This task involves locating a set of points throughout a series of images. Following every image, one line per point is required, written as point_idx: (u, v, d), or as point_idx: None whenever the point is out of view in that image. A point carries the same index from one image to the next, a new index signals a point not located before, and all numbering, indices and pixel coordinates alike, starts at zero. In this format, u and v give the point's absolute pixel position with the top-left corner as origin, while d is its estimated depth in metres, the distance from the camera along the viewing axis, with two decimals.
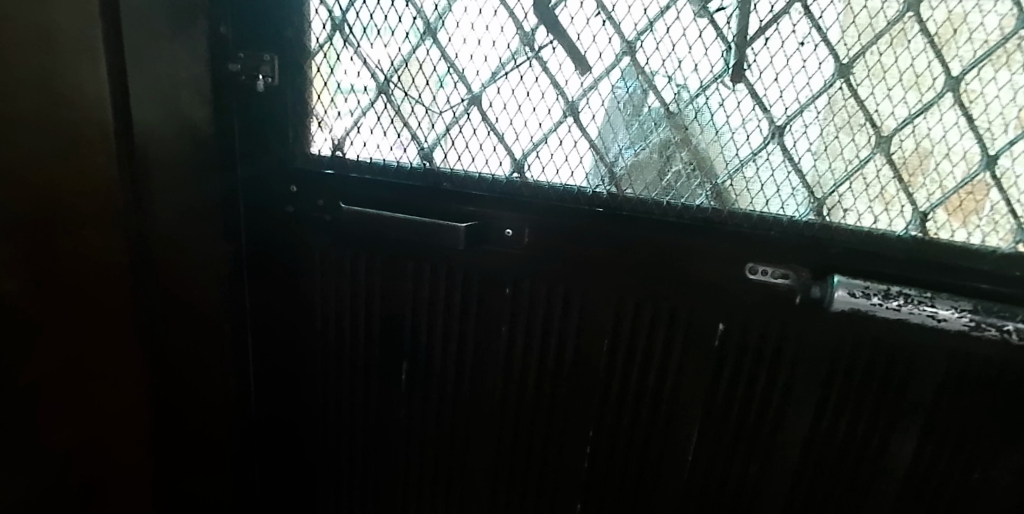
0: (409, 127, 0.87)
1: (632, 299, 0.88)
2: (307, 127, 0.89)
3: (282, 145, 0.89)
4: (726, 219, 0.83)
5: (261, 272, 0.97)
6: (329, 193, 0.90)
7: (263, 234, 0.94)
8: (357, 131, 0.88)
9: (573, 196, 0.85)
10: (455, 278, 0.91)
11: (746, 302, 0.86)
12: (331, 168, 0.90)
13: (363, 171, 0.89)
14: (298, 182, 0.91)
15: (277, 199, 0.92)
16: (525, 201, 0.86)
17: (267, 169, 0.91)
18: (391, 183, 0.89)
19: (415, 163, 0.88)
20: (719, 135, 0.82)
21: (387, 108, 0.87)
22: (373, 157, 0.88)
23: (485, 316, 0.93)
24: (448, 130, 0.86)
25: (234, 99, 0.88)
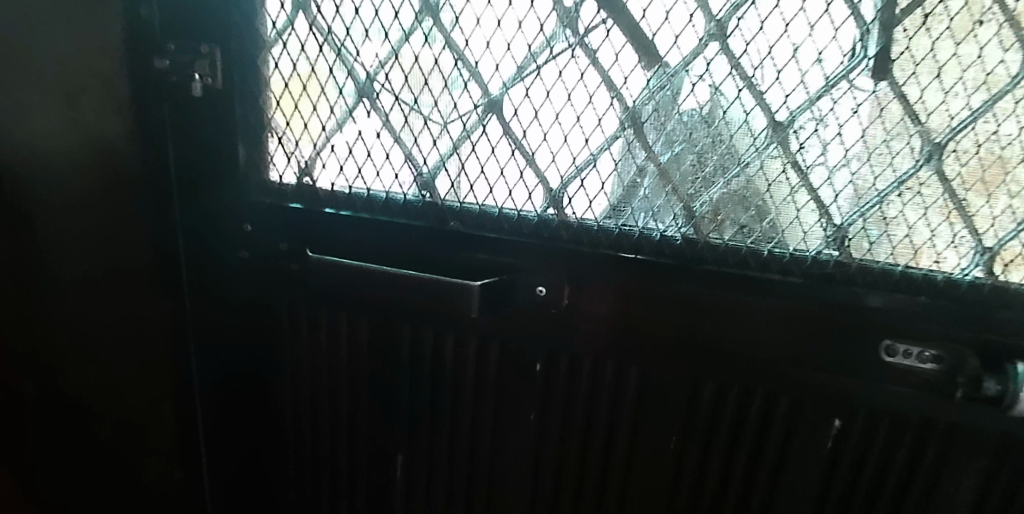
0: (402, 144, 0.63)
1: (711, 382, 0.63)
2: (262, 144, 0.65)
3: (231, 169, 0.66)
4: (854, 277, 0.58)
5: (211, 338, 0.73)
6: (296, 233, 0.67)
7: (212, 287, 0.71)
8: (332, 150, 0.64)
9: (632, 242, 0.60)
10: (466, 346, 0.67)
11: (875, 393, 0.60)
12: (299, 200, 0.66)
13: (341, 205, 0.65)
14: (252, 218, 0.67)
15: (229, 241, 0.68)
16: (563, 250, 0.62)
17: (212, 201, 0.67)
18: (378, 222, 0.65)
19: (411, 194, 0.64)
20: (848, 156, 0.56)
21: (371, 118, 0.63)
22: (354, 185, 0.65)
23: (507, 399, 0.68)
24: (457, 149, 0.62)
25: (163, 106, 0.64)
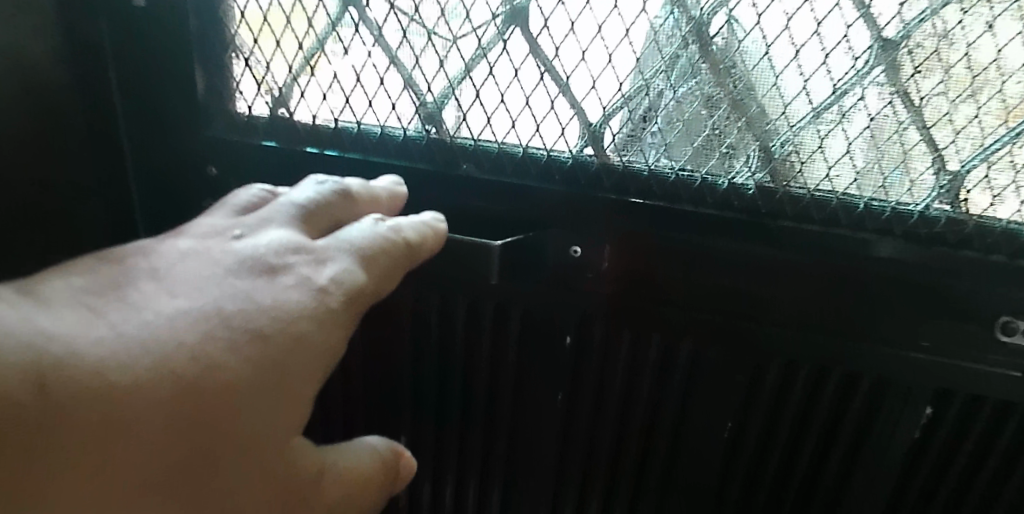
0: (400, 67, 0.49)
1: (779, 360, 0.52)
2: (223, 66, 0.51)
3: (189, 98, 0.52)
4: (972, 238, 0.46)
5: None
6: (269, 177, 0.54)
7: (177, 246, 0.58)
8: (311, 75, 0.51)
9: (691, 192, 0.48)
10: (481, 315, 0.56)
11: (981, 379, 0.49)
12: (274, 135, 0.53)
13: (326, 141, 0.52)
14: (216, 159, 0.54)
15: (189, 188, 0.56)
16: (604, 200, 0.49)
17: (169, 138, 0.54)
18: (372, 165, 0.52)
19: (413, 128, 0.51)
20: (976, 84, 0.43)
21: (360, 34, 0.49)
22: (341, 116, 0.51)
23: (531, 378, 0.57)
24: (469, 73, 0.49)
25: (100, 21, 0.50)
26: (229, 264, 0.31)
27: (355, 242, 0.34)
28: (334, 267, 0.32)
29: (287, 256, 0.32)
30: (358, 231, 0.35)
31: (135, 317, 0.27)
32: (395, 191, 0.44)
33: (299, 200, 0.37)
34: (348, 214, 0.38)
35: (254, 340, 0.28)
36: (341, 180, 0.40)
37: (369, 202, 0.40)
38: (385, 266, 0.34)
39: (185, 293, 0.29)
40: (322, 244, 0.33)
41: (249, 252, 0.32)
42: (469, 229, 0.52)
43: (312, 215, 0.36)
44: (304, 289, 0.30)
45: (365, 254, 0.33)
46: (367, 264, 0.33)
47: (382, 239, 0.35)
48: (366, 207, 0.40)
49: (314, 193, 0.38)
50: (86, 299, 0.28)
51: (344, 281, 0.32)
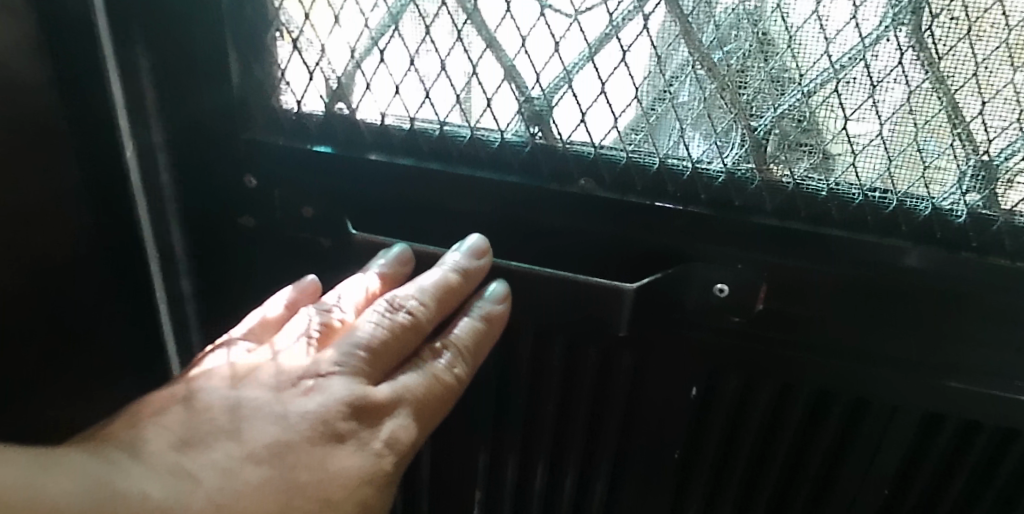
0: (500, 50, 0.37)
1: (962, 424, 0.42)
2: (263, 48, 0.39)
3: (219, 90, 0.40)
4: None
5: (208, 329, 0.50)
6: (322, 189, 0.43)
7: (207, 266, 0.48)
8: (378, 61, 0.39)
9: (881, 218, 0.37)
10: (586, 358, 0.45)
11: None
12: (332, 138, 0.42)
13: (398, 148, 0.41)
14: (255, 165, 0.43)
15: (223, 201, 0.44)
16: (762, 227, 0.38)
17: (196, 140, 0.42)
18: (456, 179, 0.40)
19: (514, 131, 0.39)
20: None
21: (447, 7, 0.37)
22: (418, 114, 0.40)
23: (642, 431, 0.47)
24: (592, 59, 0.37)
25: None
26: (288, 427, 0.30)
27: (411, 391, 0.34)
28: (392, 424, 0.32)
29: (352, 417, 0.31)
30: (410, 375, 0.34)
31: (216, 481, 0.28)
32: (467, 263, 0.38)
33: (364, 333, 0.34)
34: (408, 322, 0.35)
35: (321, 504, 0.29)
36: (405, 287, 0.36)
37: (444, 303, 0.36)
38: (437, 408, 0.35)
39: (263, 455, 0.29)
40: (384, 402, 0.32)
41: (313, 410, 0.31)
42: (580, 257, 0.41)
43: (375, 351, 0.34)
44: (362, 454, 0.31)
45: (416, 407, 0.33)
46: (420, 418, 0.34)
47: (437, 383, 0.34)
48: (436, 314, 0.36)
49: (378, 321, 0.34)
50: (167, 458, 0.28)
51: (400, 443, 0.32)
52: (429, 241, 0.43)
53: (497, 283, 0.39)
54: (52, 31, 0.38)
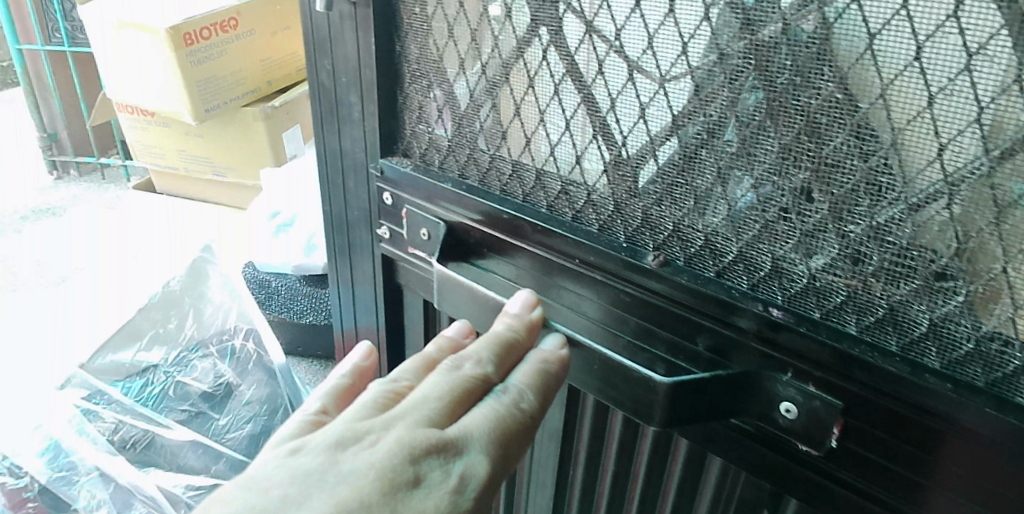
0: (596, 109, 0.37)
1: None
2: (406, 83, 0.46)
3: (369, 118, 0.48)
4: None
5: (358, 299, 0.60)
6: (437, 216, 0.47)
7: (359, 256, 0.57)
8: (489, 106, 0.42)
9: (988, 374, 0.29)
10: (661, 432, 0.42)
11: None
12: (450, 174, 0.46)
13: (499, 192, 0.43)
14: (390, 185, 0.50)
15: (368, 207, 0.54)
16: (848, 352, 0.32)
17: (355, 154, 0.52)
18: (540, 229, 0.41)
19: (599, 195, 0.39)
20: None
21: (548, 62, 0.37)
22: (519, 160, 0.42)
23: None
24: (685, 136, 0.34)
25: (308, 30, 0.49)
26: (360, 479, 0.28)
27: (488, 426, 0.31)
28: (465, 461, 0.30)
29: (423, 458, 0.29)
30: (481, 412, 0.32)
31: None
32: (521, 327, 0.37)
33: (424, 391, 0.32)
34: (471, 376, 0.33)
35: None
36: (465, 351, 0.35)
37: (506, 355, 0.36)
38: (518, 448, 0.32)
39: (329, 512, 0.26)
40: (457, 435, 0.30)
41: (379, 462, 0.28)
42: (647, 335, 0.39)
43: (442, 399, 0.32)
44: (439, 493, 0.28)
45: (497, 442, 0.31)
46: (497, 451, 0.31)
47: (516, 422, 0.32)
48: (499, 368, 0.35)
49: (444, 380, 0.33)
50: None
51: (475, 476, 0.29)
52: (516, 286, 0.45)
53: (554, 335, 0.38)
54: (313, 61, 0.50)
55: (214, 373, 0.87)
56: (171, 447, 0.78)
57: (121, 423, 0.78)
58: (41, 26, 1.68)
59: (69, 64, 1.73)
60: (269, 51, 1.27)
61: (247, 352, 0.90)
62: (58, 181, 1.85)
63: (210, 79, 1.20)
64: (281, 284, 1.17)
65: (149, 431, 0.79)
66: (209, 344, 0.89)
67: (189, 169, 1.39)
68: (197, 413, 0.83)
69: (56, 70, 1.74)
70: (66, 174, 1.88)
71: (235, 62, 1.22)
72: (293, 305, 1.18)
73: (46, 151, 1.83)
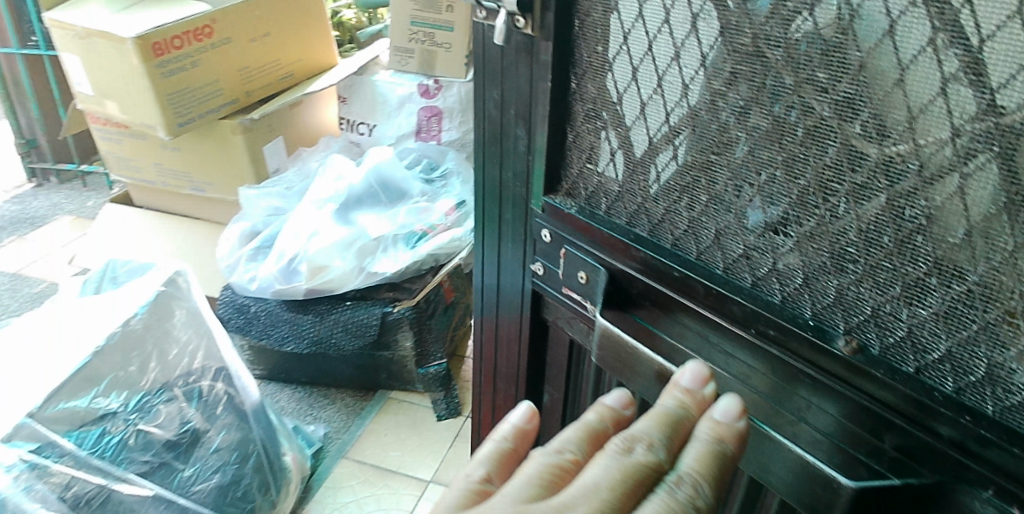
0: (796, 175, 0.31)
1: None
2: (577, 124, 0.41)
3: (536, 155, 0.43)
4: None
5: (502, 320, 0.53)
6: (596, 261, 0.41)
7: (508, 300, 0.51)
8: (677, 157, 0.36)
9: None
10: None
11: None
12: (617, 220, 0.40)
13: (671, 246, 0.37)
14: (552, 224, 0.43)
15: (516, 247, 0.48)
16: None
17: (513, 190, 0.46)
18: (713, 293, 0.35)
19: (786, 264, 0.33)
20: None
21: (740, 116, 0.32)
22: (704, 211, 0.36)
23: None
24: (894, 219, 0.28)
25: (477, 59, 0.44)
26: None
27: None
28: None
29: None
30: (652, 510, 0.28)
31: None
32: (705, 409, 0.31)
33: (594, 478, 0.28)
34: (645, 462, 0.29)
35: None
36: (633, 426, 0.31)
37: (676, 436, 0.31)
38: None
39: None
40: None
41: None
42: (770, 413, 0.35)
43: (613, 492, 0.28)
44: None
45: None
46: None
47: None
48: (672, 451, 0.30)
49: (616, 467, 0.29)
50: None
51: None
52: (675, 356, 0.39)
53: (731, 399, 0.31)
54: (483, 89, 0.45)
55: (182, 418, 0.80)
56: (127, 505, 0.74)
57: (73, 481, 0.70)
58: (16, 28, 1.60)
59: (46, 69, 1.65)
60: (249, 60, 1.20)
61: (217, 395, 0.84)
62: (36, 189, 1.78)
63: (184, 91, 1.12)
64: (260, 308, 1.09)
65: (105, 488, 0.72)
66: (174, 386, 0.81)
67: (167, 184, 1.31)
68: (159, 465, 0.77)
69: (33, 74, 1.67)
70: (46, 181, 1.81)
71: (212, 73, 1.14)
72: (274, 331, 1.09)
73: (24, 156, 1.78)
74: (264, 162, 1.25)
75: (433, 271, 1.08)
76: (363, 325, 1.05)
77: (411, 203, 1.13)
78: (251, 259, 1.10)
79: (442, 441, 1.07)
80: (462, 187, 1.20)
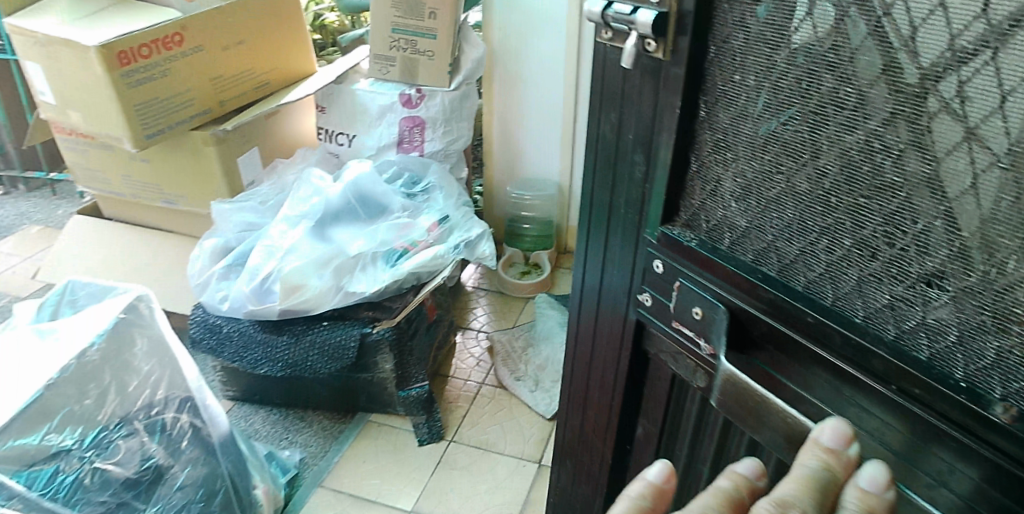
0: (959, 227, 0.27)
1: None
2: (702, 152, 0.37)
3: (651, 181, 0.39)
4: None
5: (600, 331, 0.50)
6: (714, 297, 0.37)
7: (610, 323, 0.48)
8: (820, 195, 0.32)
9: None
10: None
11: None
12: (740, 256, 0.36)
13: (803, 289, 0.34)
14: (667, 254, 0.40)
15: (623, 274, 0.45)
16: None
17: (622, 215, 0.43)
18: (853, 346, 0.31)
19: (938, 320, 0.29)
20: None
21: (902, 155, 0.28)
22: (846, 257, 0.32)
23: None
24: None
25: (595, 78, 0.41)
26: None
27: None
28: None
29: None
30: None
31: None
32: (858, 473, 0.28)
33: None
34: None
35: None
36: (782, 492, 0.27)
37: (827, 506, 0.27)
38: None
39: None
40: None
41: None
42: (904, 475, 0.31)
43: None
44: None
45: None
46: None
47: None
48: None
49: None
50: None
51: None
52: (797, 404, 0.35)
53: (879, 464, 0.28)
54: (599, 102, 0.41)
55: (143, 455, 0.75)
56: None
57: None
58: None
59: (14, 72, 1.59)
60: (222, 68, 1.15)
61: (181, 428, 0.80)
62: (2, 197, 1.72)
63: (154, 101, 1.07)
64: (233, 329, 1.04)
65: None
66: (134, 419, 0.76)
67: (137, 196, 1.26)
68: (116, 505, 0.72)
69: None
70: (14, 189, 1.74)
71: (183, 81, 1.10)
72: (246, 354, 1.03)
73: None
74: (238, 174, 1.20)
75: (414, 289, 1.04)
76: (340, 348, 0.99)
77: (392, 219, 1.09)
78: (223, 278, 1.05)
79: (424, 468, 1.02)
80: (445, 203, 1.16)
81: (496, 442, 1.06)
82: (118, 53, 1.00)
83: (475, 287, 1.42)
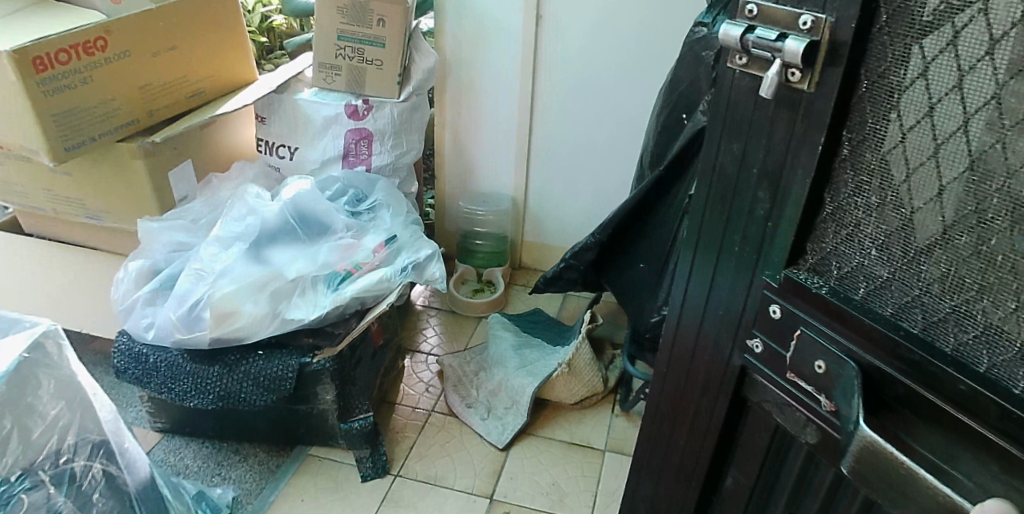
0: None
1: None
2: (842, 195, 0.35)
3: (776, 216, 0.37)
4: None
5: (692, 368, 0.47)
6: (841, 352, 0.35)
7: (703, 363, 0.46)
8: (982, 250, 0.30)
9: None
10: None
11: None
12: (878, 309, 0.34)
13: (952, 351, 0.31)
14: (786, 300, 0.38)
15: (728, 313, 0.42)
16: None
17: (737, 251, 0.41)
18: (1008, 417, 0.29)
19: None
20: None
21: None
22: (1006, 317, 0.30)
23: None
24: None
25: (721, 102, 0.38)
26: None
27: None
28: None
29: None
30: None
31: None
32: None
33: None
34: None
35: None
36: None
37: None
38: None
39: None
40: None
41: None
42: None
43: None
44: None
45: None
46: None
47: None
48: None
49: None
50: None
51: None
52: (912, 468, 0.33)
53: None
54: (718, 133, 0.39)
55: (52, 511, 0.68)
56: None
57: None
58: None
59: None
60: (152, 75, 1.07)
61: (93, 479, 0.73)
62: None
63: (74, 111, 0.98)
64: (159, 359, 0.96)
65: None
66: (40, 470, 0.68)
67: (57, 210, 1.17)
68: None
69: None
70: None
71: (106, 90, 1.01)
72: (174, 385, 0.96)
73: None
74: (168, 187, 1.12)
75: (358, 315, 0.98)
76: (277, 379, 0.93)
77: (334, 240, 1.03)
78: (149, 303, 0.97)
79: (367, 506, 0.96)
80: (392, 222, 1.10)
81: (444, 476, 1.01)
82: (35, 60, 0.91)
83: (425, 306, 1.37)
